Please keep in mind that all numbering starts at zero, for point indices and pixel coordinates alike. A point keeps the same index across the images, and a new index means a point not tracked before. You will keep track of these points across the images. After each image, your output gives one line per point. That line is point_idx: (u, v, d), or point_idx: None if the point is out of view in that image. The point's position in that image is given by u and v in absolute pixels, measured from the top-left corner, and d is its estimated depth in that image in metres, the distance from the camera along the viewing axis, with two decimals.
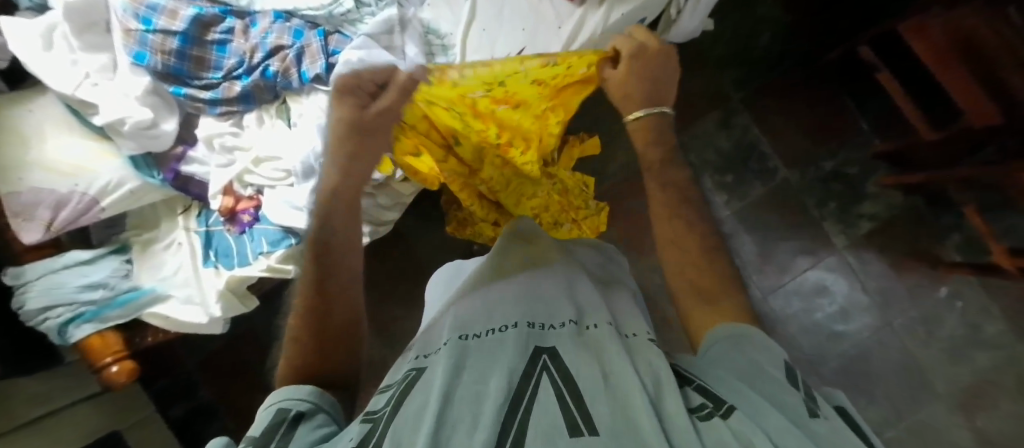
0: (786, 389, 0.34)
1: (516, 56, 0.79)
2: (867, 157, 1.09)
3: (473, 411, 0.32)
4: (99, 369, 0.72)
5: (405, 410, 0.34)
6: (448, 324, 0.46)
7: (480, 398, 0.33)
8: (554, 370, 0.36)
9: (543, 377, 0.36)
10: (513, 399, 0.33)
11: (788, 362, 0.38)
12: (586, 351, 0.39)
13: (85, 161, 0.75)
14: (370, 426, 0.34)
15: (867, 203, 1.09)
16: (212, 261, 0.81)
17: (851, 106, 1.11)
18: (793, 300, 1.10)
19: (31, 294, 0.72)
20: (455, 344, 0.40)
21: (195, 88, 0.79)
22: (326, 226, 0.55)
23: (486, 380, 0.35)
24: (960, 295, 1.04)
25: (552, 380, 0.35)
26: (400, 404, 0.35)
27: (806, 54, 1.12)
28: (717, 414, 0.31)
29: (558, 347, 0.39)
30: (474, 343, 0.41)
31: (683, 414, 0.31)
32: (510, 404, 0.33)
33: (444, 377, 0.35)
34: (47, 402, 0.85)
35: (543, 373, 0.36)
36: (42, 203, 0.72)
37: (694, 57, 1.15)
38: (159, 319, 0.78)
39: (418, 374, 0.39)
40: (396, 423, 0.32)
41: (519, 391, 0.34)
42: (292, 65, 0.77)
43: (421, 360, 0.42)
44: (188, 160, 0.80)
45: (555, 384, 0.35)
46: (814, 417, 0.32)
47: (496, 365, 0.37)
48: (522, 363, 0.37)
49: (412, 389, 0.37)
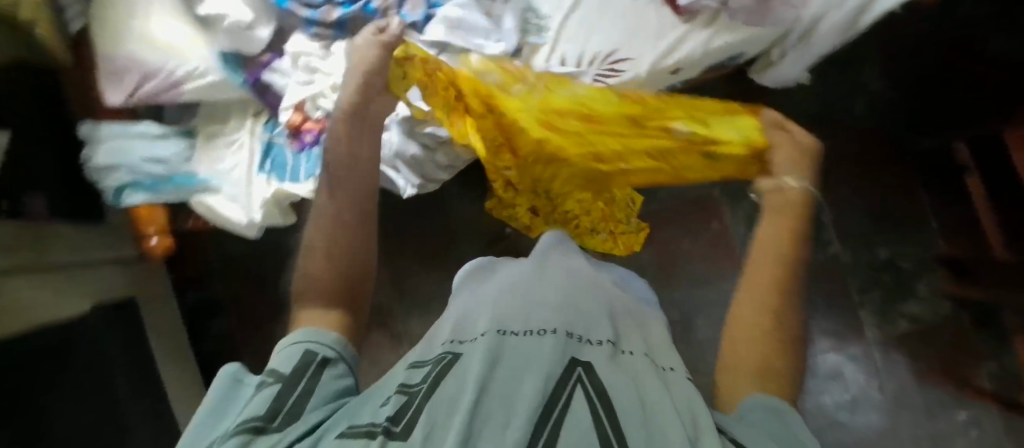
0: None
1: (607, 55, 0.79)
2: (925, 257, 1.05)
3: (505, 412, 0.31)
4: (143, 238, 0.81)
5: (439, 396, 0.32)
6: (486, 314, 0.44)
7: (513, 399, 0.32)
8: (589, 383, 0.34)
9: (576, 389, 0.33)
10: (546, 406, 0.31)
11: None
12: (624, 373, 0.36)
13: (180, 44, 0.78)
14: (404, 399, 0.33)
15: (913, 304, 1.04)
16: (266, 171, 0.83)
17: (927, 202, 1.06)
18: (805, 376, 1.07)
19: (100, 151, 0.78)
20: (494, 337, 0.38)
21: (298, 4, 0.82)
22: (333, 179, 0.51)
23: (520, 379, 0.34)
24: (978, 424, 0.99)
25: (586, 393, 0.33)
26: (435, 385, 0.34)
27: (895, 136, 1.08)
28: None
29: (594, 362, 0.37)
30: (512, 340, 0.39)
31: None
32: (543, 411, 0.31)
33: (480, 369, 0.34)
34: (91, 253, 0.89)
35: (577, 386, 0.34)
36: (132, 71, 0.76)
37: (780, 107, 1.11)
38: (204, 208, 0.81)
39: (453, 360, 0.38)
40: (431, 408, 0.31)
41: (553, 400, 0.32)
42: (392, 7, 0.79)
43: (456, 346, 0.40)
44: (271, 69, 0.83)
45: (588, 397, 0.32)
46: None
47: (531, 365, 0.35)
48: (558, 369, 0.35)
49: (448, 374, 0.35)
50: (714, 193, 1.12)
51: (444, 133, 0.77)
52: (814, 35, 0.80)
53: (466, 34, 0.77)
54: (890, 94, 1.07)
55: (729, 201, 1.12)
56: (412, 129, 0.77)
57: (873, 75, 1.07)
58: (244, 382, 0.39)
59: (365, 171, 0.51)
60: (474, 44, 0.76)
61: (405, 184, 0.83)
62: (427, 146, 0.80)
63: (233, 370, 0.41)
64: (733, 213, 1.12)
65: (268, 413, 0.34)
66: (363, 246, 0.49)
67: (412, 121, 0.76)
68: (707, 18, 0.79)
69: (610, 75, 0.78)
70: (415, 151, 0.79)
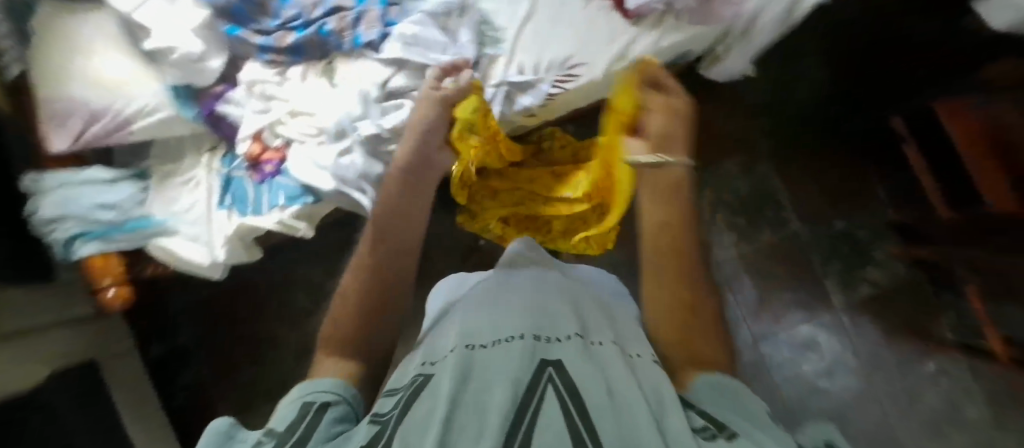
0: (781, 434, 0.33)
1: (564, 61, 0.81)
2: (878, 225, 1.11)
3: (480, 419, 0.32)
4: (96, 290, 0.72)
5: (412, 414, 0.33)
6: (452, 332, 0.44)
7: (486, 408, 0.33)
8: (560, 381, 0.36)
9: (548, 389, 0.35)
10: (519, 410, 0.33)
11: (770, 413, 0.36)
12: (593, 365, 0.38)
13: (127, 80, 0.76)
14: (377, 429, 0.33)
15: (872, 269, 1.10)
16: (227, 205, 0.80)
17: (872, 173, 1.13)
18: (782, 349, 1.10)
19: (44, 202, 0.72)
20: (462, 353, 0.39)
21: (249, 31, 0.82)
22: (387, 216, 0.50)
23: (492, 388, 0.35)
24: (945, 372, 1.06)
25: (557, 391, 0.35)
26: (407, 408, 0.34)
27: (837, 115, 1.14)
28: (721, 437, 0.31)
29: (563, 359, 0.39)
30: (479, 353, 0.40)
31: (687, 432, 0.32)
32: (517, 415, 0.32)
33: (450, 384, 0.35)
34: (39, 315, 0.84)
35: (548, 386, 0.36)
36: (76, 114, 0.72)
37: (729, 98, 1.17)
38: (164, 253, 0.77)
39: (424, 380, 0.38)
40: (404, 427, 0.32)
41: (525, 403, 0.34)
42: (348, 28, 0.80)
43: (428, 366, 0.40)
44: (225, 100, 0.81)
45: (561, 395, 0.34)
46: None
47: (501, 374, 0.36)
48: (527, 373, 0.37)
49: (420, 393, 0.36)
50: None
51: None
52: (755, 30, 0.85)
53: (424, 50, 0.77)
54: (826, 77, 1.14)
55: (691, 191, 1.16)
56: (377, 148, 0.77)
57: (809, 61, 1.15)
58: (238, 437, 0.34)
59: (416, 220, 0.51)
60: (430, 58, 0.77)
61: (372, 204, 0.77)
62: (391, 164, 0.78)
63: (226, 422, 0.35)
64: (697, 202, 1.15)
65: None
66: (401, 282, 0.47)
67: (375, 140, 0.76)
68: (655, 19, 0.82)
69: (567, 80, 0.80)
70: (381, 170, 0.77)
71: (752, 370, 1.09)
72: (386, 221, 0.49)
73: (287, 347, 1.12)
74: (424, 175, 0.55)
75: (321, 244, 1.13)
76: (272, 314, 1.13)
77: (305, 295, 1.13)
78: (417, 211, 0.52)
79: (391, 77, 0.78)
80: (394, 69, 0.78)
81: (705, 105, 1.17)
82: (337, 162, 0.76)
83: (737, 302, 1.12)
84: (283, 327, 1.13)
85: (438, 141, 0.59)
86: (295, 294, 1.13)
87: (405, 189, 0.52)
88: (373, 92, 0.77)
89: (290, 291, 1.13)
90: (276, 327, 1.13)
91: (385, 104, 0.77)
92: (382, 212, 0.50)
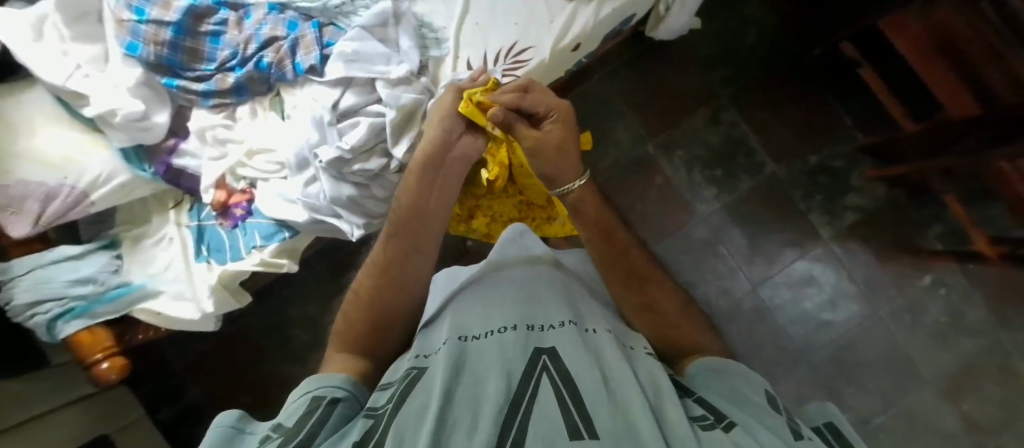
0: (770, 412, 0.36)
1: (509, 49, 0.81)
2: (850, 151, 1.12)
3: (473, 412, 0.33)
4: (88, 366, 0.71)
5: (407, 406, 0.34)
6: (446, 325, 0.45)
7: (478, 401, 0.34)
8: (554, 370, 0.36)
9: (543, 378, 0.36)
10: (512, 401, 0.33)
11: (771, 391, 0.39)
12: (587, 351, 0.39)
13: (75, 153, 0.75)
14: (371, 423, 0.35)
15: (853, 196, 1.12)
16: (205, 256, 0.79)
17: (834, 102, 1.14)
18: (781, 290, 1.12)
19: (19, 289, 0.71)
20: (455, 345, 0.40)
21: (187, 80, 0.80)
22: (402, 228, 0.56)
23: (485, 380, 0.36)
24: (942, 282, 1.08)
25: (552, 381, 0.35)
26: (402, 399, 0.36)
27: (789, 52, 1.15)
28: (719, 426, 0.33)
29: (557, 347, 0.39)
30: (473, 345, 0.40)
31: (683, 420, 0.33)
32: (510, 406, 0.33)
33: (443, 377, 0.36)
34: (40, 401, 0.83)
35: (543, 374, 0.36)
36: (30, 196, 0.71)
37: (682, 55, 1.17)
38: (150, 315, 0.77)
39: (419, 373, 0.39)
40: (399, 420, 0.33)
41: (520, 392, 0.35)
42: (286, 56, 0.78)
43: (422, 360, 0.42)
44: (180, 153, 0.80)
45: (555, 384, 0.35)
46: (799, 439, 0.33)
47: (493, 365, 0.37)
48: (521, 364, 0.37)
49: (413, 388, 0.37)
50: (649, 150, 1.17)
51: (372, 166, 0.76)
52: None
53: (366, 64, 0.76)
54: (772, 17, 1.15)
55: (664, 153, 1.17)
56: (341, 171, 0.75)
57: (753, 4, 1.15)
58: (244, 434, 0.39)
59: (430, 227, 0.57)
60: (375, 71, 0.76)
61: (350, 228, 0.78)
62: (358, 183, 0.77)
63: (234, 412, 0.40)
64: (671, 163, 1.16)
65: None
66: (413, 281, 0.53)
67: (338, 163, 0.74)
68: None
69: (517, 67, 0.80)
70: (351, 191, 0.76)
71: (756, 315, 1.11)
72: (404, 222, 0.56)
73: (297, 385, 1.11)
74: (444, 171, 0.59)
75: (310, 276, 1.13)
76: (276, 355, 1.12)
77: (304, 329, 1.12)
78: (432, 208, 0.58)
79: (340, 97, 0.78)
80: (341, 89, 0.78)
81: (660, 67, 1.17)
82: (305, 192, 0.76)
83: (729, 252, 1.13)
84: (289, 366, 1.12)
85: (456, 140, 0.60)
86: (294, 331, 1.12)
87: (419, 188, 0.58)
88: (326, 115, 0.75)
89: (289, 328, 1.13)
90: (283, 368, 1.12)
91: (341, 125, 0.77)
92: (398, 214, 0.57)
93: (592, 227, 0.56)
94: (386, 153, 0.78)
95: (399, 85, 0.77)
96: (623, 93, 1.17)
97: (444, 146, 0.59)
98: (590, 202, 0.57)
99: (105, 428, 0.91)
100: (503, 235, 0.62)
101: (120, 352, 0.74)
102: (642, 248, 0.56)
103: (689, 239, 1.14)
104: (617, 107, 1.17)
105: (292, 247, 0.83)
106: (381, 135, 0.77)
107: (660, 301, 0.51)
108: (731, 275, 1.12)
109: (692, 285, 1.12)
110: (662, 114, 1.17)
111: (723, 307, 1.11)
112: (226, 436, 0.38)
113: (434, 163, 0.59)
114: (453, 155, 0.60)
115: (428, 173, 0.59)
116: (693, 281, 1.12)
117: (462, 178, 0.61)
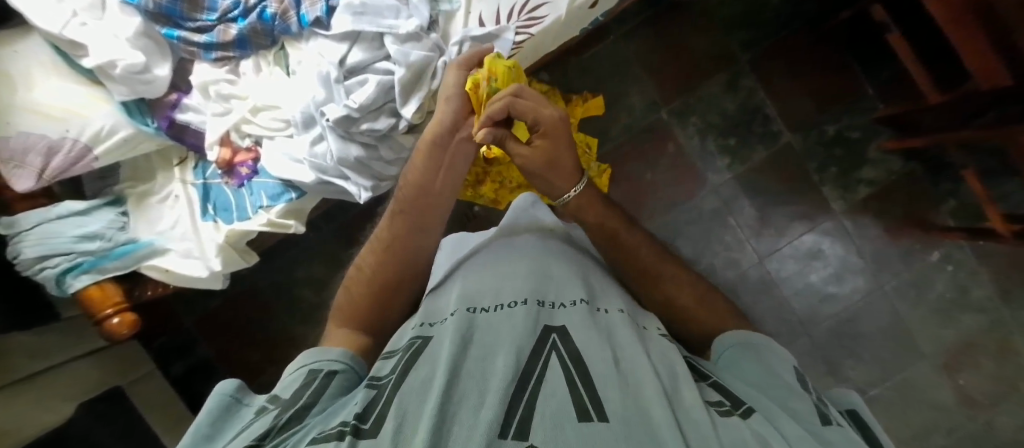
0: (799, 395, 0.36)
1: (524, 4, 0.75)
2: (869, 122, 1.09)
3: (479, 388, 0.32)
4: (99, 320, 0.72)
5: (411, 381, 0.34)
6: (452, 295, 0.45)
7: (485, 376, 0.33)
8: (564, 350, 0.36)
9: (552, 357, 0.35)
10: (519, 378, 0.33)
11: (798, 370, 0.41)
12: (598, 334, 0.38)
13: (74, 106, 0.73)
14: (375, 393, 0.35)
15: (868, 168, 1.09)
16: (211, 215, 0.79)
17: (857, 69, 1.09)
18: (788, 262, 1.11)
19: (26, 243, 0.71)
20: (463, 316, 0.40)
21: (188, 31, 0.77)
22: (405, 204, 0.55)
23: (492, 356, 0.35)
24: (950, 259, 1.06)
25: (562, 361, 0.35)
26: (406, 372, 0.35)
27: (815, 15, 1.09)
28: (736, 413, 0.33)
29: (567, 327, 0.39)
30: (482, 318, 0.40)
31: (699, 408, 0.32)
32: (517, 383, 0.32)
33: (451, 350, 0.35)
34: (53, 353, 0.84)
35: (552, 353, 0.36)
36: (32, 150, 0.70)
37: (701, 16, 1.12)
38: (159, 272, 0.77)
39: (423, 343, 0.39)
40: (400, 396, 0.33)
41: (529, 369, 0.34)
42: (290, 8, 0.75)
43: (426, 329, 0.41)
44: (183, 108, 0.78)
45: (564, 365, 0.34)
46: (828, 424, 0.34)
47: (502, 341, 0.36)
48: (530, 341, 0.36)
49: (417, 359, 0.36)
50: (662, 116, 1.14)
51: (380, 126, 0.74)
52: None
53: (375, 18, 0.73)
54: None
55: (677, 120, 1.14)
56: (348, 130, 0.74)
57: None
58: (236, 404, 0.39)
59: (432, 201, 0.56)
60: (384, 25, 0.72)
61: (357, 190, 0.76)
62: (366, 144, 0.76)
63: (232, 382, 0.41)
64: (685, 130, 1.14)
65: (264, 432, 0.35)
66: (417, 257, 0.53)
67: (346, 122, 0.72)
68: None
69: (531, 24, 0.75)
70: (358, 152, 0.74)
71: (760, 287, 1.11)
72: (408, 200, 0.55)
73: (306, 344, 1.12)
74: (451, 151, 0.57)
75: (318, 238, 1.12)
76: (283, 314, 1.13)
77: (312, 290, 1.13)
78: (438, 186, 0.56)
79: (348, 52, 0.74)
80: (348, 44, 0.74)
81: (678, 29, 1.12)
82: (312, 152, 0.74)
83: (738, 224, 1.12)
84: (297, 326, 1.13)
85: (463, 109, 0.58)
86: (301, 291, 1.13)
87: (425, 167, 0.56)
88: (333, 72, 0.72)
89: (296, 289, 1.13)
90: (292, 328, 1.13)
91: (348, 83, 0.73)
92: (404, 192, 0.56)
93: (597, 232, 0.55)
94: (395, 113, 0.75)
95: (409, 41, 0.73)
96: (638, 57, 1.13)
97: (448, 127, 0.57)
98: (593, 205, 0.56)
99: (116, 380, 0.93)
100: (514, 203, 0.61)
101: (130, 307, 0.75)
102: (635, 226, 0.56)
103: (698, 209, 1.13)
104: (633, 70, 1.13)
105: (300, 208, 0.81)
106: (390, 93, 0.74)
107: (672, 284, 0.51)
108: (738, 246, 1.12)
109: (699, 255, 1.11)
110: (676, 79, 1.13)
111: (729, 278, 1.11)
112: (223, 406, 0.39)
113: (437, 142, 0.57)
114: (458, 137, 0.57)
115: (437, 153, 0.57)
116: (700, 251, 1.12)
117: (468, 157, 0.59)
